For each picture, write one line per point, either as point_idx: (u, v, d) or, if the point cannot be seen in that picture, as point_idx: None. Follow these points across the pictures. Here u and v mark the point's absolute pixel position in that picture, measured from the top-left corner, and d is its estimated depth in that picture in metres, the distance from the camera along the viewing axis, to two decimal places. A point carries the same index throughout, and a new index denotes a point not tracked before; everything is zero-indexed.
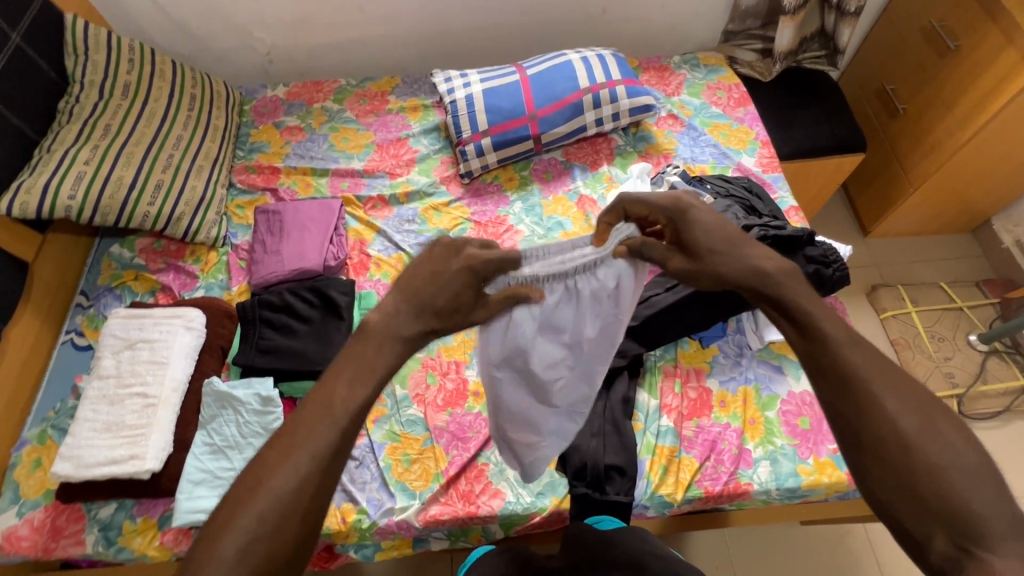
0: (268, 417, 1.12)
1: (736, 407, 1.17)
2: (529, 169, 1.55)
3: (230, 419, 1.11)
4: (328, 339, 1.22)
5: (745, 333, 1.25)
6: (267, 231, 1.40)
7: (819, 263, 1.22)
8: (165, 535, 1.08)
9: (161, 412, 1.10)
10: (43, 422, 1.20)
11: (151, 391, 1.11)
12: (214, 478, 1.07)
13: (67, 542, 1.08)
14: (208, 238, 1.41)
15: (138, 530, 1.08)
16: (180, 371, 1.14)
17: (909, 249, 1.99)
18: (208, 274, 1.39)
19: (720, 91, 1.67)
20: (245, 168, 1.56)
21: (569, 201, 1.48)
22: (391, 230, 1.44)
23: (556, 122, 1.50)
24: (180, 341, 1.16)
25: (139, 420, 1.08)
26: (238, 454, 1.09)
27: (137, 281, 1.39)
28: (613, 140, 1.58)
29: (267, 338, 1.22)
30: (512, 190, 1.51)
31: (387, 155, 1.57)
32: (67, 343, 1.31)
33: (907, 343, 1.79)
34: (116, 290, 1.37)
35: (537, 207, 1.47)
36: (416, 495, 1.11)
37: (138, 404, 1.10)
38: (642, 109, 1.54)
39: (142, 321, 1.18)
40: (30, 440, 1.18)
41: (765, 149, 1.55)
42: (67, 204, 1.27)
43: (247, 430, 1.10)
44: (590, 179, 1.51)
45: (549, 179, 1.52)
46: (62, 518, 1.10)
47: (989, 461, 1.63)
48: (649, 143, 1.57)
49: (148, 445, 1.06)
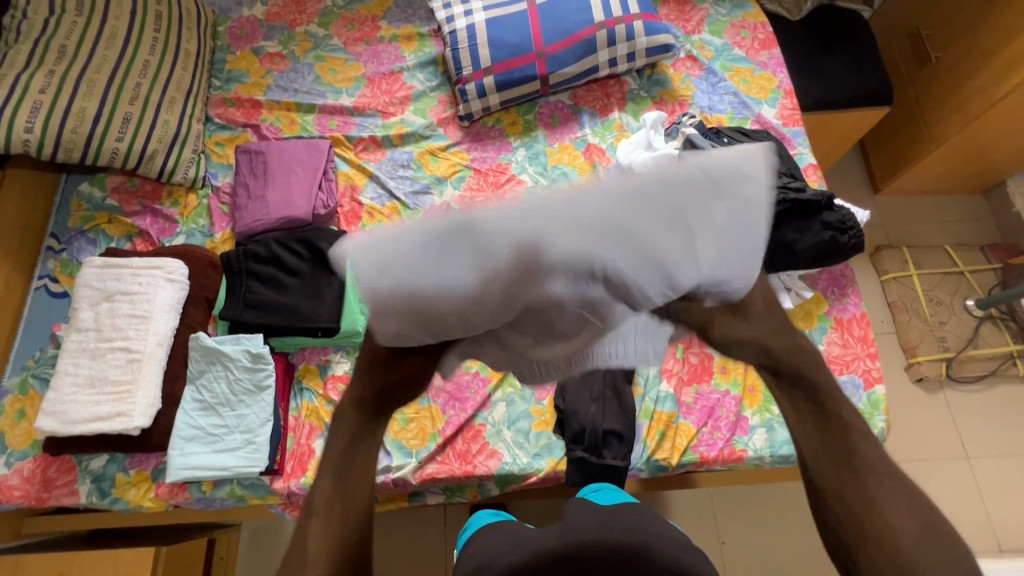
0: (259, 374, 1.08)
1: (737, 373, 1.16)
2: (533, 113, 1.43)
3: (220, 375, 1.07)
4: (319, 294, 1.16)
5: None
6: (250, 173, 1.30)
7: (836, 229, 1.16)
8: (159, 487, 1.08)
9: (146, 367, 1.04)
10: (23, 371, 1.17)
11: (134, 346, 1.04)
12: (206, 434, 1.05)
13: (60, 492, 1.08)
14: (186, 179, 1.30)
15: (132, 482, 1.08)
16: (164, 326, 1.08)
17: (917, 209, 1.94)
18: (188, 219, 1.31)
19: (745, 30, 1.53)
20: (222, 101, 1.42)
21: (576, 150, 1.39)
22: (384, 176, 1.36)
23: (566, 61, 1.36)
24: (162, 294, 1.09)
25: (123, 376, 1.02)
26: (229, 411, 1.06)
27: (111, 224, 1.30)
28: (626, 83, 1.46)
29: (255, 292, 1.16)
30: (515, 136, 1.41)
31: (379, 91, 1.45)
32: (41, 290, 1.24)
33: (905, 307, 1.78)
34: (89, 234, 1.29)
35: (541, 155, 1.39)
36: (413, 453, 1.11)
37: (121, 359, 1.03)
38: (660, 50, 1.40)
39: (118, 271, 1.10)
40: (11, 389, 1.15)
41: (788, 100, 1.44)
42: (24, 138, 1.16)
43: (238, 387, 1.07)
44: (599, 126, 1.41)
45: (554, 125, 1.42)
46: (52, 468, 1.10)
47: (967, 421, 1.69)
48: (664, 88, 1.45)
49: (135, 402, 1.01)
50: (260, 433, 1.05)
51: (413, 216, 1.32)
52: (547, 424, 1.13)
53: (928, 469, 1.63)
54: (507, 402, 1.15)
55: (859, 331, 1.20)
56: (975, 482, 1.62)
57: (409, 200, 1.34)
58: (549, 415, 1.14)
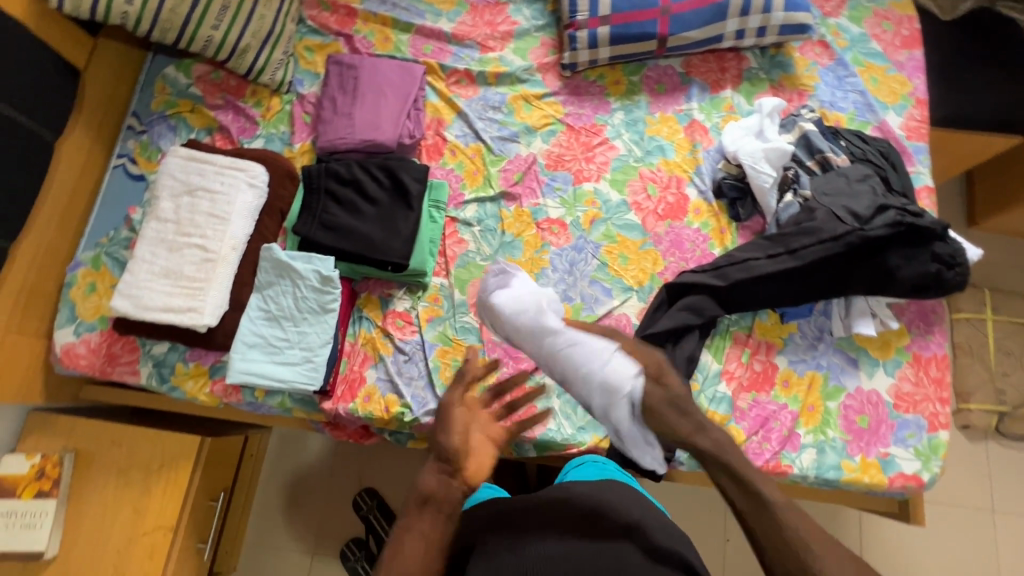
0: (326, 297, 1.08)
1: (798, 389, 1.12)
2: (639, 75, 1.33)
3: (287, 289, 1.07)
4: (393, 227, 1.13)
5: (830, 317, 1.16)
6: (339, 88, 1.25)
7: (942, 263, 1.07)
8: (215, 384, 1.11)
9: (219, 269, 1.04)
10: (97, 247, 1.19)
11: (210, 246, 1.04)
12: (267, 344, 1.06)
13: (123, 369, 1.13)
14: (272, 81, 1.26)
15: (190, 374, 1.11)
16: (240, 231, 1.07)
17: (1010, 251, 1.81)
18: (269, 123, 1.28)
19: (889, 22, 1.37)
20: (318, 3, 1.34)
21: (677, 123, 1.30)
22: (473, 115, 1.29)
23: (691, 23, 1.25)
24: (242, 198, 1.08)
25: (197, 273, 1.03)
26: (292, 326, 1.07)
27: (193, 114, 1.28)
28: (746, 60, 1.34)
29: (331, 213, 1.13)
30: (616, 96, 1.32)
31: (481, 22, 1.36)
32: (119, 168, 1.24)
33: (969, 350, 1.70)
34: (171, 120, 1.28)
35: (640, 123, 1.30)
36: None
37: (196, 256, 1.04)
38: (794, 29, 1.27)
39: (202, 167, 1.08)
40: (84, 263, 1.18)
41: (918, 110, 1.30)
42: (123, 10, 1.12)
43: (304, 305, 1.07)
44: (707, 103, 1.31)
45: (660, 92, 1.32)
46: (117, 346, 1.14)
47: (1000, 477, 1.65)
48: (786, 73, 1.33)
49: (206, 301, 1.02)
50: (320, 353, 1.06)
51: (495, 162, 1.27)
52: None
53: (944, 513, 1.62)
54: None
55: (936, 372, 1.14)
56: (993, 538, 1.60)
57: (494, 145, 1.28)
58: None
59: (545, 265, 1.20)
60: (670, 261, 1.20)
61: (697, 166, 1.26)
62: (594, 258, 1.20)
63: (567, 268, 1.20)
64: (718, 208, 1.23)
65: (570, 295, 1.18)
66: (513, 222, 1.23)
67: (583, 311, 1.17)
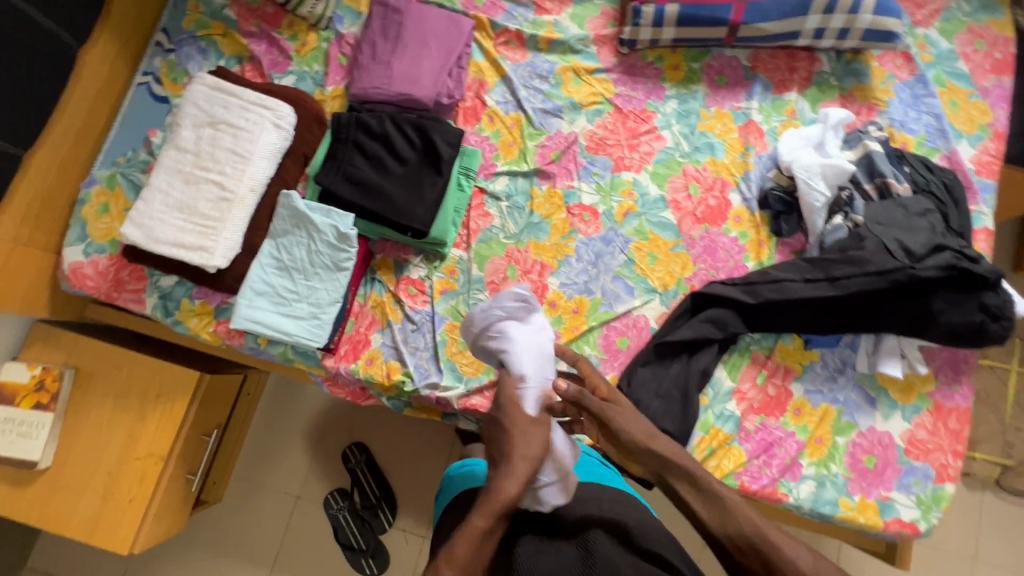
0: (340, 255, 1.04)
1: (809, 420, 1.09)
2: (701, 62, 1.24)
3: (302, 241, 1.04)
4: (418, 192, 1.08)
5: (856, 351, 1.11)
6: (380, 32, 1.17)
7: (988, 314, 1.01)
8: (219, 325, 1.09)
9: (235, 211, 1.00)
10: (113, 166, 1.15)
11: (228, 185, 1.00)
12: (275, 294, 1.03)
13: (128, 297, 1.11)
14: (311, 14, 1.20)
15: (195, 311, 1.10)
16: (260, 173, 1.02)
17: None
18: (302, 60, 1.21)
19: (983, 40, 1.25)
20: None
21: (732, 121, 1.21)
22: (517, 81, 1.22)
23: (768, 14, 1.14)
24: (266, 138, 1.02)
25: (212, 211, 0.99)
26: (302, 280, 1.04)
27: (224, 39, 1.22)
28: (818, 62, 1.24)
29: (355, 167, 1.08)
30: (672, 82, 1.23)
31: None
32: (142, 87, 1.19)
33: (986, 398, 1.65)
34: (201, 43, 1.21)
35: (692, 115, 1.22)
36: (463, 380, 1.09)
37: (212, 194, 0.99)
38: (880, 36, 1.16)
39: (228, 99, 1.02)
40: (99, 181, 1.14)
41: (994, 144, 1.20)
42: None
43: (317, 260, 1.04)
44: (768, 103, 1.22)
45: (720, 85, 1.23)
46: (125, 272, 1.12)
47: (991, 528, 1.63)
48: (859, 82, 1.23)
49: (218, 241, 0.98)
50: (327, 311, 1.03)
51: (534, 136, 1.20)
52: None
53: (927, 553, 1.61)
54: None
55: (956, 423, 1.09)
56: None
57: (535, 117, 1.20)
58: None
59: (569, 253, 1.15)
60: (700, 267, 1.15)
61: (746, 171, 1.18)
62: (621, 253, 1.15)
63: (592, 260, 1.15)
64: (760, 219, 1.16)
65: (590, 288, 1.13)
66: (543, 203, 1.17)
67: (601, 306, 1.12)
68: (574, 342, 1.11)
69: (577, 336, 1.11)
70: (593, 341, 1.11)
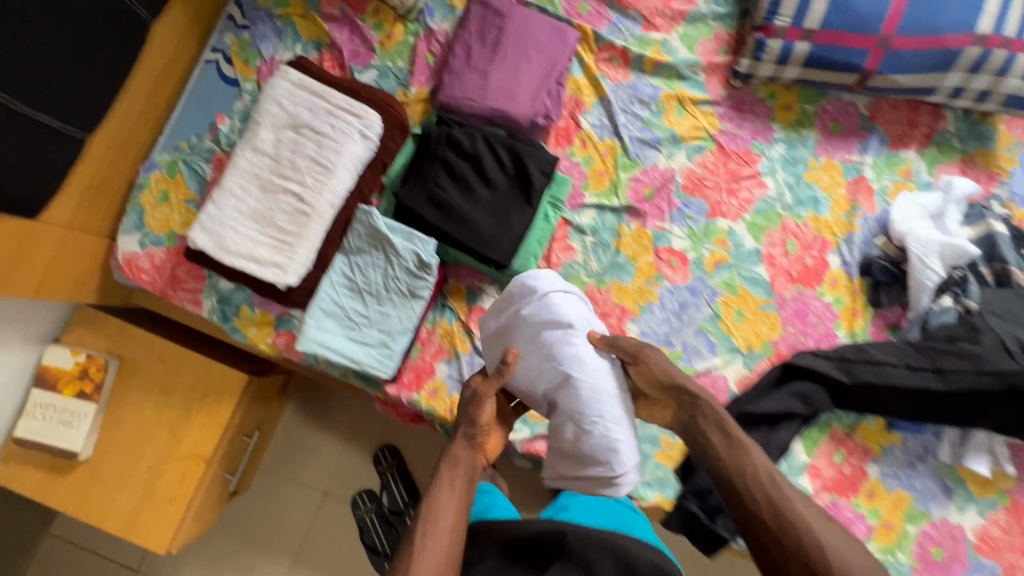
0: (418, 283, 0.97)
1: (882, 504, 1.04)
2: (816, 105, 1.14)
3: (378, 264, 0.97)
4: (506, 221, 0.99)
5: (940, 439, 1.06)
6: (477, 35, 1.06)
7: None
8: (278, 337, 1.04)
9: (313, 226, 0.92)
10: (175, 151, 1.07)
11: (308, 197, 0.92)
12: (345, 317, 0.97)
13: (184, 296, 1.04)
14: (400, 5, 1.08)
15: (255, 321, 1.03)
16: (341, 186, 0.93)
17: None
18: (386, 55, 1.10)
19: None
20: None
21: (841, 174, 1.12)
22: (616, 104, 1.12)
23: (907, 65, 1.03)
24: (351, 148, 0.93)
25: (288, 224, 0.91)
26: (375, 305, 0.98)
27: (303, 21, 1.11)
28: (943, 119, 1.14)
29: (441, 188, 0.99)
30: (782, 124, 1.13)
31: None
32: (211, 65, 1.09)
33: None
34: (278, 23, 1.10)
35: (800, 163, 1.12)
36: (529, 423, 1.05)
37: (290, 205, 0.91)
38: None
39: (314, 101, 0.94)
40: (159, 166, 1.06)
41: None
42: None
43: (392, 286, 0.97)
44: (882, 159, 1.13)
45: (833, 132, 1.14)
46: (182, 269, 1.05)
47: None
48: (984, 147, 1.13)
49: (293, 258, 0.91)
50: (398, 341, 0.97)
51: (628, 167, 1.11)
52: (670, 459, 1.05)
53: None
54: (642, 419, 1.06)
55: None
56: None
57: (631, 147, 1.11)
58: (677, 452, 1.05)
59: (652, 299, 1.08)
60: (788, 330, 1.08)
61: (850, 233, 1.10)
62: (707, 306, 1.08)
63: (676, 310, 1.08)
64: (858, 287, 1.09)
65: (671, 340, 1.07)
66: (630, 242, 1.09)
67: (680, 361, 1.06)
68: None
69: None
70: None
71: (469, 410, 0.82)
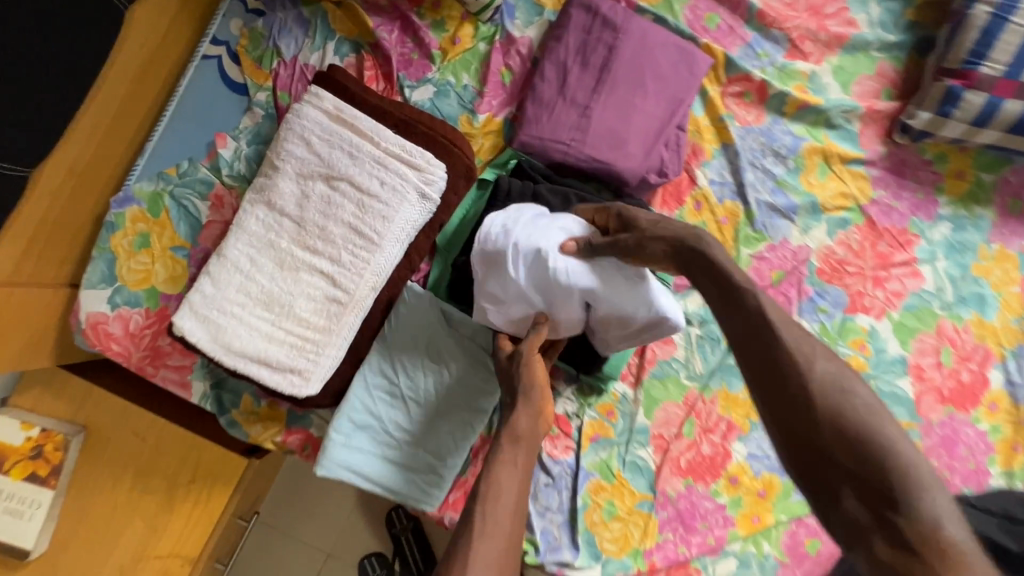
0: (480, 391, 0.74)
1: None
2: (994, 175, 0.89)
3: (429, 363, 0.74)
4: None
5: None
6: (577, 54, 0.78)
7: None
8: (289, 435, 0.81)
9: (345, 317, 0.72)
10: (158, 179, 0.80)
11: (340, 280, 0.71)
12: (382, 432, 0.74)
13: (170, 376, 0.80)
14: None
15: (259, 416, 0.80)
16: (385, 264, 0.72)
17: None
18: (447, 66, 0.82)
19: None
20: None
21: (1016, 268, 0.88)
22: (744, 156, 0.85)
23: None
24: (400, 215, 0.72)
25: (313, 316, 0.71)
26: (421, 417, 0.74)
27: (337, 11, 0.83)
28: None
29: None
30: (950, 195, 0.88)
31: (804, 5, 0.87)
32: (212, 62, 0.82)
33: None
34: (303, 11, 0.83)
35: (967, 250, 0.88)
36: (601, 559, 0.82)
37: (316, 290, 0.71)
38: None
39: (355, 150, 0.72)
40: (137, 199, 0.78)
41: None
42: None
43: (446, 393, 0.74)
44: None
45: (1012, 211, 0.89)
46: (166, 339, 0.80)
47: None
48: None
49: (318, 362, 0.71)
50: (449, 467, 0.74)
51: (751, 240, 0.86)
52: None
53: None
54: (742, 562, 0.83)
55: None
56: None
57: (758, 213, 0.86)
58: None
59: None
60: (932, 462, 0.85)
61: (1019, 345, 0.88)
62: None
63: None
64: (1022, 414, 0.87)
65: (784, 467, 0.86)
66: None
67: (794, 494, 0.86)
68: (751, 536, 0.85)
69: (756, 528, 0.85)
70: (776, 537, 0.85)
71: (519, 376, 0.65)
